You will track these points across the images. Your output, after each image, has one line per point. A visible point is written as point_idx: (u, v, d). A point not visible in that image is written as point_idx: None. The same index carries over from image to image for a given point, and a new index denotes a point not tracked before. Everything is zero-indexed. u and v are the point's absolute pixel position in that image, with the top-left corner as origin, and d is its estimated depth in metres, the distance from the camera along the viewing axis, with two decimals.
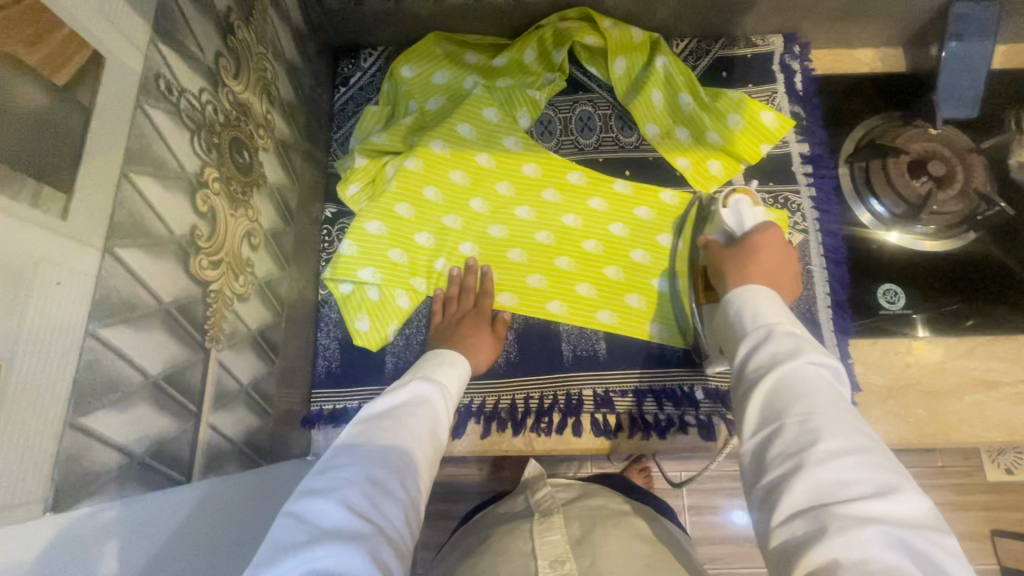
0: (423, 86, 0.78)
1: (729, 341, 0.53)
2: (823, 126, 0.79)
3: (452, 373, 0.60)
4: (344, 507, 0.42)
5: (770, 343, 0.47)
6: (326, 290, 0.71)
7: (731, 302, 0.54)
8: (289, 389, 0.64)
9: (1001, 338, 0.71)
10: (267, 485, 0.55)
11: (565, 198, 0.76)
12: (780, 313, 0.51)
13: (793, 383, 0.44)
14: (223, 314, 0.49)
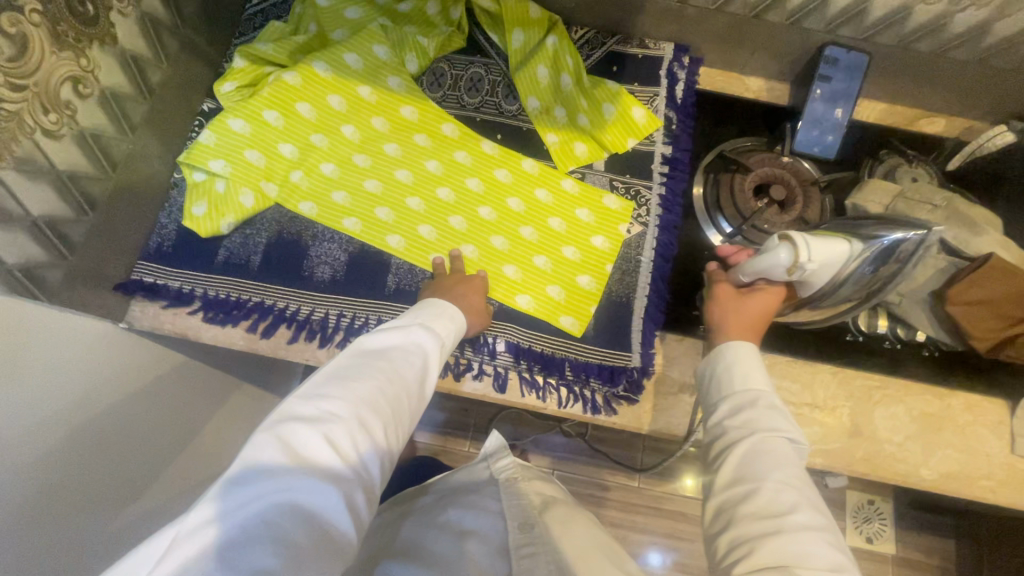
0: (331, 15, 0.82)
1: (715, 392, 0.61)
2: (692, 136, 0.82)
3: (452, 323, 0.63)
4: (321, 445, 0.46)
5: (749, 411, 0.57)
6: (180, 174, 0.74)
7: (723, 356, 0.62)
8: (105, 250, 0.66)
9: (798, 361, 0.74)
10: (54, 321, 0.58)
11: (433, 145, 0.80)
12: (763, 380, 0.59)
13: (769, 452, 0.53)
14: (17, 138, 0.52)
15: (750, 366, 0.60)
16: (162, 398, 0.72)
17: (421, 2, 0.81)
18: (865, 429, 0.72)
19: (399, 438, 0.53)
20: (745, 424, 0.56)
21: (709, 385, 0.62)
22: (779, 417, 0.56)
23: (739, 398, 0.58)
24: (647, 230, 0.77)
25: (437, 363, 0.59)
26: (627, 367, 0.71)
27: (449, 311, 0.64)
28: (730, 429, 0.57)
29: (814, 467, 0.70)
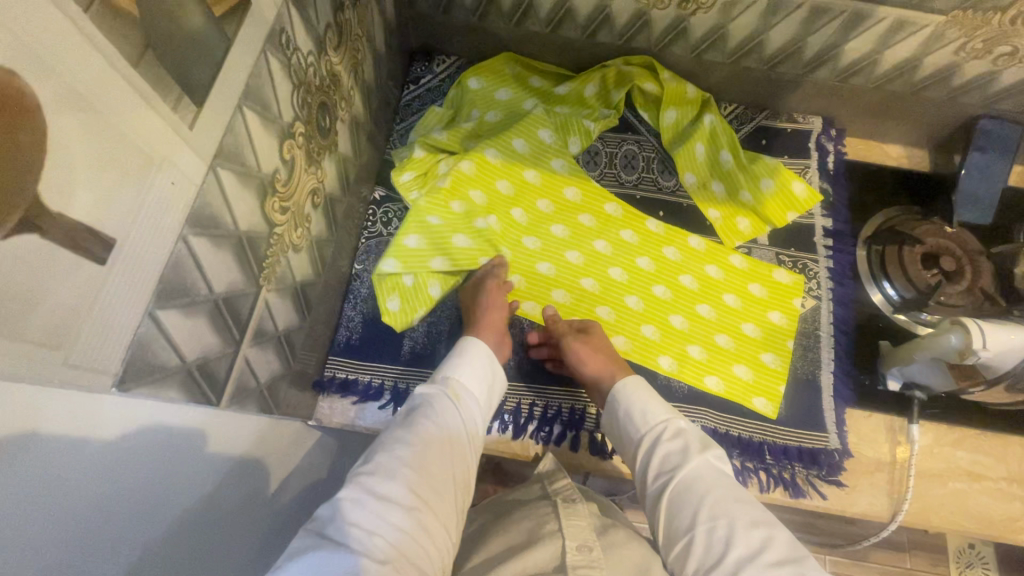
0: (487, 98, 0.83)
1: (625, 441, 0.62)
2: (848, 207, 0.83)
3: (474, 368, 0.61)
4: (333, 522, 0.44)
5: (662, 446, 0.58)
6: (361, 265, 0.74)
7: (617, 400, 0.63)
8: (308, 350, 0.66)
9: (989, 433, 0.73)
10: (271, 437, 0.57)
11: (599, 225, 0.80)
12: (659, 408, 0.61)
13: (688, 485, 0.54)
14: (279, 258, 0.51)
15: (644, 401, 0.62)
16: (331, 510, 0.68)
17: (579, 84, 0.83)
18: None
19: (445, 499, 0.50)
20: (661, 463, 0.57)
21: (618, 437, 0.63)
22: (686, 443, 0.57)
23: (645, 437, 0.60)
24: (822, 304, 0.78)
25: (467, 415, 0.58)
26: (828, 449, 0.70)
27: (475, 353, 0.63)
28: (653, 478, 0.57)
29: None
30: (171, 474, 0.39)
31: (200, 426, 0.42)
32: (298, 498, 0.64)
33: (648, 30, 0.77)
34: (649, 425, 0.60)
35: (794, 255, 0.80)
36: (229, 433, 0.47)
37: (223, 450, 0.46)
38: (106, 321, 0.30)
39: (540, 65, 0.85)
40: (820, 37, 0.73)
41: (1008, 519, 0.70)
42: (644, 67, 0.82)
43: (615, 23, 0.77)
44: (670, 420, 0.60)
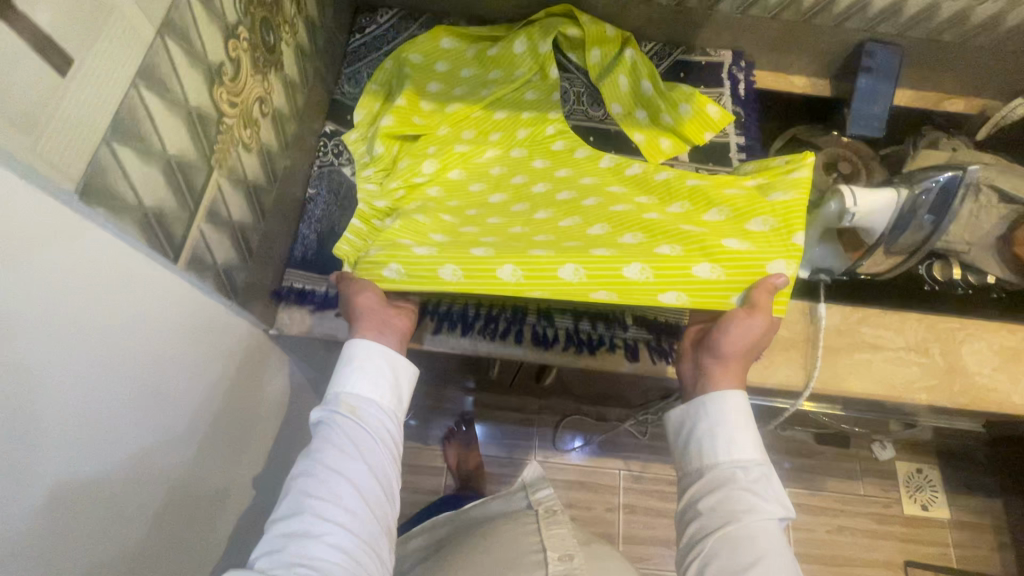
0: (426, 73, 0.87)
1: (694, 454, 0.65)
2: (758, 126, 0.93)
3: (378, 375, 0.66)
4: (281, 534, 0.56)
5: (737, 484, 0.61)
6: (313, 190, 0.80)
7: (706, 417, 0.65)
8: (265, 259, 0.71)
9: (887, 311, 0.83)
10: (224, 322, 0.63)
11: (556, 182, 0.76)
12: (752, 450, 0.63)
13: (748, 536, 0.58)
14: (229, 150, 0.57)
15: (738, 437, 0.63)
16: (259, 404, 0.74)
17: (509, 46, 0.89)
18: (957, 365, 0.80)
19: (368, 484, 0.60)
20: (725, 502, 0.60)
21: (689, 447, 0.66)
22: (761, 496, 0.60)
23: (726, 469, 0.62)
24: None
25: (366, 428, 0.63)
26: None
27: (359, 352, 0.66)
28: (712, 508, 0.61)
29: (921, 402, 0.78)
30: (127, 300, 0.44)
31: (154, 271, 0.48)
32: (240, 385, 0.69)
33: None
34: (733, 459, 0.63)
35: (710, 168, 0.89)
36: (180, 296, 0.52)
37: (174, 308, 0.52)
38: (67, 128, 0.36)
39: (471, 32, 0.92)
40: None
41: (906, 381, 0.79)
42: (564, 18, 0.89)
43: None
44: (760, 465, 0.63)
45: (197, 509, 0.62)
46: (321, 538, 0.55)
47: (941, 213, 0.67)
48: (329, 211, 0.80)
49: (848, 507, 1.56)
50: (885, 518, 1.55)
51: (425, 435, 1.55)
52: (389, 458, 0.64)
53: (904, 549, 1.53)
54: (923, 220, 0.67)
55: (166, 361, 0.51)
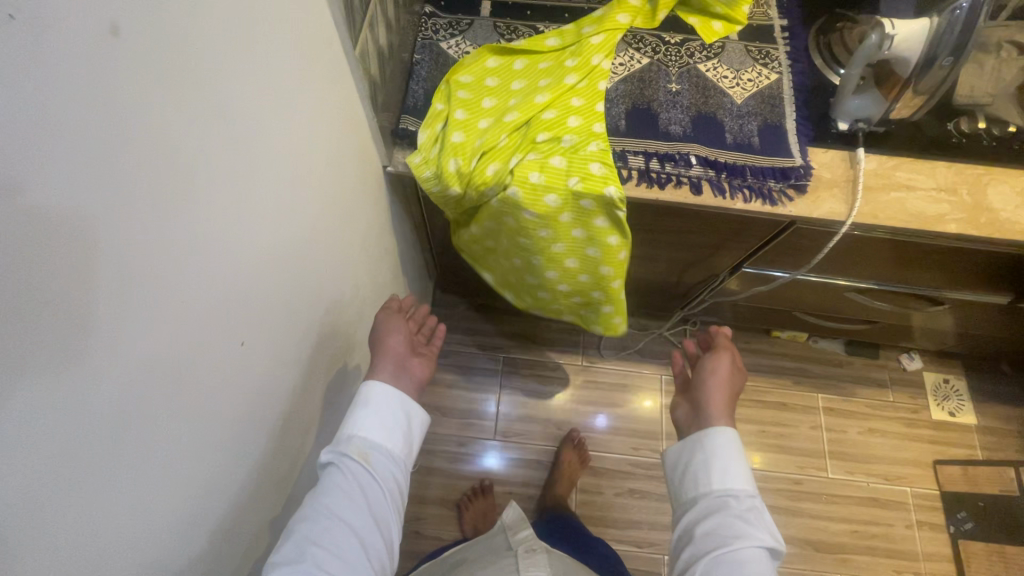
0: (477, 91, 0.93)
1: (696, 484, 0.82)
2: (800, 11, 1.05)
3: (391, 408, 0.82)
4: (293, 552, 0.68)
5: (731, 505, 0.77)
6: (419, 55, 0.94)
7: (705, 442, 0.83)
8: (389, 99, 0.85)
9: (919, 160, 0.94)
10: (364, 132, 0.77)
11: (580, 216, 0.91)
12: (742, 478, 0.80)
13: (736, 553, 0.72)
14: None
15: (731, 466, 0.80)
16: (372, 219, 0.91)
17: (559, 60, 0.96)
18: (983, 203, 0.91)
19: (374, 503, 0.75)
20: (720, 524, 0.76)
21: (687, 477, 0.84)
22: (748, 519, 0.76)
23: (719, 498, 0.79)
24: (783, 75, 0.98)
25: (367, 472, 0.77)
26: (795, 166, 0.90)
27: (371, 394, 0.82)
28: (708, 525, 0.77)
29: (950, 230, 0.89)
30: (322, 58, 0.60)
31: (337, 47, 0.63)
32: (364, 197, 0.85)
33: None
34: (724, 487, 0.80)
35: (758, 44, 1.01)
36: (347, 85, 0.68)
37: (343, 93, 0.68)
38: None
39: (516, 45, 0.96)
40: None
41: (937, 214, 0.90)
42: (611, 27, 0.95)
43: None
44: (750, 496, 0.79)
45: (330, 285, 0.80)
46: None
47: (960, 55, 0.77)
48: (433, 73, 0.94)
49: (878, 412, 1.65)
50: (914, 423, 1.64)
51: (479, 343, 1.67)
52: (392, 489, 0.78)
53: (935, 452, 1.61)
54: (943, 66, 0.79)
55: (326, 179, 0.70)
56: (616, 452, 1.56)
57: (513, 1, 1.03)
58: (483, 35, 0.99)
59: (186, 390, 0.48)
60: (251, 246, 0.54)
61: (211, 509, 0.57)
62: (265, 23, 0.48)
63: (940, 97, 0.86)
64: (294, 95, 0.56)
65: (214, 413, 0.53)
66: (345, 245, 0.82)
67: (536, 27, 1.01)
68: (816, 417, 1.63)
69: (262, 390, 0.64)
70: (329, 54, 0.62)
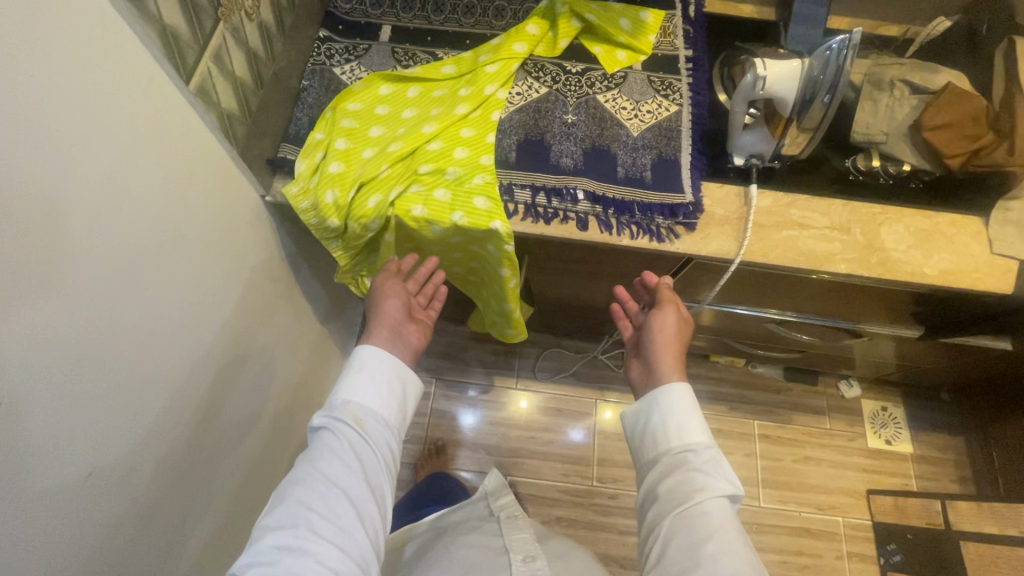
0: (365, 119, 0.91)
1: (657, 440, 0.79)
2: (706, 42, 1.04)
3: (383, 368, 0.79)
4: (287, 524, 0.65)
5: (694, 462, 0.75)
6: (307, 82, 0.92)
7: (663, 401, 0.80)
8: (263, 128, 0.83)
9: (814, 196, 0.92)
10: (225, 165, 0.74)
11: (469, 243, 0.92)
12: (701, 432, 0.78)
13: (701, 507, 0.71)
14: (232, 11, 0.69)
15: (688, 422, 0.78)
16: (253, 251, 0.87)
17: (453, 88, 0.95)
18: (876, 242, 0.90)
19: (371, 469, 0.72)
20: (683, 478, 0.74)
21: (648, 437, 0.81)
22: (710, 472, 0.74)
23: (679, 454, 0.77)
24: (682, 108, 0.97)
25: (365, 437, 0.74)
26: (684, 203, 0.88)
27: (368, 358, 0.79)
28: (678, 476, 0.75)
29: (840, 271, 0.87)
30: (148, 99, 0.57)
31: (168, 85, 0.60)
32: (240, 239, 0.82)
33: None
34: (685, 443, 0.77)
35: (661, 74, 1.00)
36: (192, 123, 0.65)
37: (192, 133, 0.65)
38: None
39: (407, 73, 0.94)
40: None
41: (828, 253, 0.88)
42: (506, 56, 0.94)
43: None
44: (707, 448, 0.77)
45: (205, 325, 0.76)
46: (312, 555, 0.63)
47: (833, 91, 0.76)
48: (320, 100, 0.92)
49: (814, 440, 1.63)
50: (850, 451, 1.62)
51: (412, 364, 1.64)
52: (389, 454, 0.76)
53: (870, 481, 1.59)
54: (822, 101, 0.77)
55: (183, 219, 0.67)
56: (547, 477, 1.54)
57: (414, 26, 1.01)
58: (379, 60, 0.97)
59: (75, 386, 0.53)
60: (136, 253, 0.59)
61: (118, 507, 0.62)
62: (69, 70, 0.47)
63: (823, 132, 0.84)
64: (115, 137, 0.53)
65: (108, 412, 0.58)
66: (237, 271, 0.82)
67: (435, 53, 0.99)
68: (752, 444, 1.61)
69: (166, 391, 0.68)
70: (160, 92, 0.59)
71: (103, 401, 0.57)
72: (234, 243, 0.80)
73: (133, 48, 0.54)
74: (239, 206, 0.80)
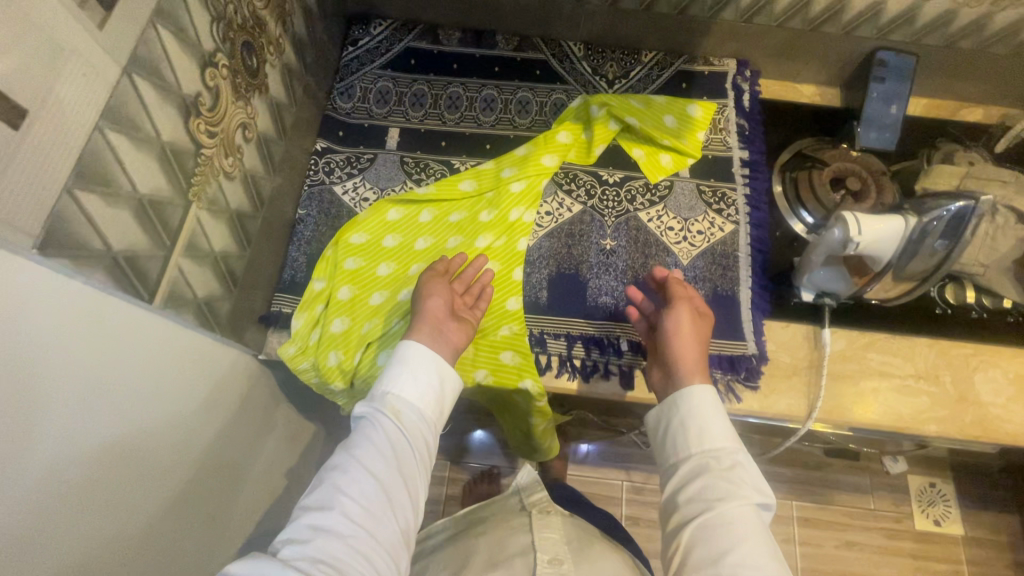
0: (374, 253, 0.78)
1: (670, 442, 0.61)
2: (763, 140, 0.90)
3: (422, 362, 0.63)
4: (320, 513, 0.52)
5: (712, 473, 0.57)
6: (304, 210, 0.79)
7: (680, 404, 0.62)
8: (253, 284, 0.70)
9: (895, 335, 0.79)
10: (205, 361, 0.60)
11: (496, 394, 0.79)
12: (721, 432, 0.59)
13: (724, 521, 0.53)
14: (208, 181, 0.56)
15: (704, 419, 0.60)
16: (243, 422, 0.71)
17: (473, 210, 0.82)
18: (968, 394, 0.77)
19: (410, 472, 0.57)
20: (706, 489, 0.56)
21: (664, 440, 0.62)
22: (739, 482, 0.55)
23: (697, 459, 0.58)
24: (739, 228, 0.83)
25: (415, 427, 0.60)
26: (745, 355, 0.76)
27: (412, 355, 0.63)
28: (698, 483, 0.57)
29: (929, 434, 0.74)
30: (102, 359, 0.43)
31: (127, 320, 0.46)
32: (235, 419, 0.70)
33: None
34: (701, 447, 0.59)
35: (714, 182, 0.86)
36: (160, 345, 0.51)
37: (160, 358, 0.51)
38: (23, 180, 0.35)
39: (421, 195, 0.81)
40: None
41: (914, 410, 0.75)
42: (533, 173, 0.81)
43: None
44: (732, 453, 0.58)
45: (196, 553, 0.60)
46: (345, 539, 0.51)
47: (953, 237, 0.63)
48: (319, 232, 0.79)
49: (857, 522, 1.52)
50: (896, 534, 1.51)
51: None
52: (430, 455, 0.61)
53: (917, 567, 1.49)
54: (934, 243, 0.64)
55: (155, 457, 0.52)
56: None
57: (425, 127, 0.88)
58: (386, 174, 0.84)
59: (84, 431, 0.42)
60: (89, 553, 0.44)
61: (133, 519, 0.49)
62: None
63: (926, 285, 0.70)
64: (47, 443, 0.39)
65: (120, 442, 0.46)
66: (225, 464, 0.67)
67: (450, 162, 0.86)
68: (790, 528, 1.50)
69: (186, 480, 0.58)
70: (116, 338, 0.45)
71: (123, 403, 0.46)
72: (218, 432, 0.65)
73: (78, 310, 0.41)
74: (222, 392, 0.64)
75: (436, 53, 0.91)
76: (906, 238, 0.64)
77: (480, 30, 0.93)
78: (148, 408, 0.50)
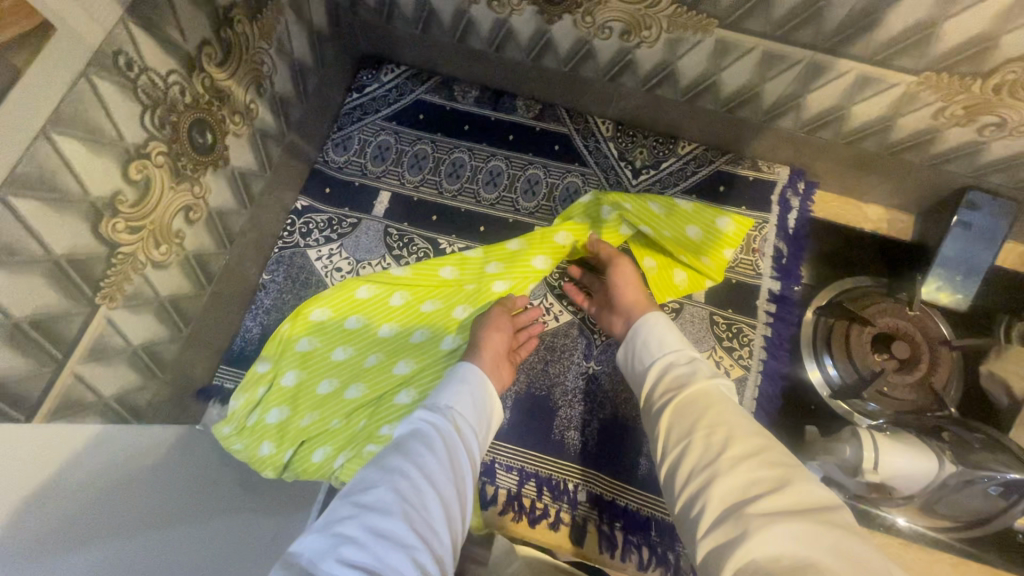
0: (334, 333, 0.71)
1: (636, 366, 0.57)
2: (803, 271, 0.76)
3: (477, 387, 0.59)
4: (366, 516, 0.42)
5: (673, 368, 0.52)
6: (269, 276, 0.74)
7: (638, 330, 0.58)
8: (193, 359, 0.66)
9: (914, 547, 0.66)
10: (138, 442, 0.55)
11: None
12: (676, 338, 0.56)
13: (693, 397, 0.48)
14: (128, 277, 0.51)
15: (661, 332, 0.57)
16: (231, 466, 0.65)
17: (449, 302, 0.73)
18: None
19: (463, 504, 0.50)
20: (669, 386, 0.51)
21: (630, 362, 0.58)
22: (703, 368, 0.51)
23: (658, 367, 0.54)
24: (749, 374, 0.71)
25: (471, 447, 0.54)
26: None
27: (471, 375, 0.60)
28: (661, 385, 0.52)
29: None
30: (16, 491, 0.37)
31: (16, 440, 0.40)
32: None
33: (593, 59, 0.71)
34: (662, 353, 0.55)
35: (730, 313, 0.74)
36: (76, 446, 0.46)
37: (90, 460, 0.46)
38: None
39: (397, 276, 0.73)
40: (776, 84, 0.65)
41: None
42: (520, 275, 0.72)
43: (558, 49, 0.72)
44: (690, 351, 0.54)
45: None
46: (408, 550, 0.41)
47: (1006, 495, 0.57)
48: (280, 301, 0.73)
49: None
50: None
51: None
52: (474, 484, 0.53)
53: None
54: (987, 489, 0.58)
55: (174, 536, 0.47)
56: None
57: (418, 195, 0.79)
58: (365, 244, 0.77)
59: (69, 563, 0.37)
60: None
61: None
62: None
63: (974, 531, 0.61)
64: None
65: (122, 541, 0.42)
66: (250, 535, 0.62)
67: (436, 240, 0.77)
68: None
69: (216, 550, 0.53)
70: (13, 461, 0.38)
71: (70, 500, 0.41)
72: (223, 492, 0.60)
73: None
74: (184, 460, 0.59)
75: (448, 110, 0.82)
76: (946, 480, 0.59)
77: (501, 91, 0.83)
78: (71, 456, 0.44)
